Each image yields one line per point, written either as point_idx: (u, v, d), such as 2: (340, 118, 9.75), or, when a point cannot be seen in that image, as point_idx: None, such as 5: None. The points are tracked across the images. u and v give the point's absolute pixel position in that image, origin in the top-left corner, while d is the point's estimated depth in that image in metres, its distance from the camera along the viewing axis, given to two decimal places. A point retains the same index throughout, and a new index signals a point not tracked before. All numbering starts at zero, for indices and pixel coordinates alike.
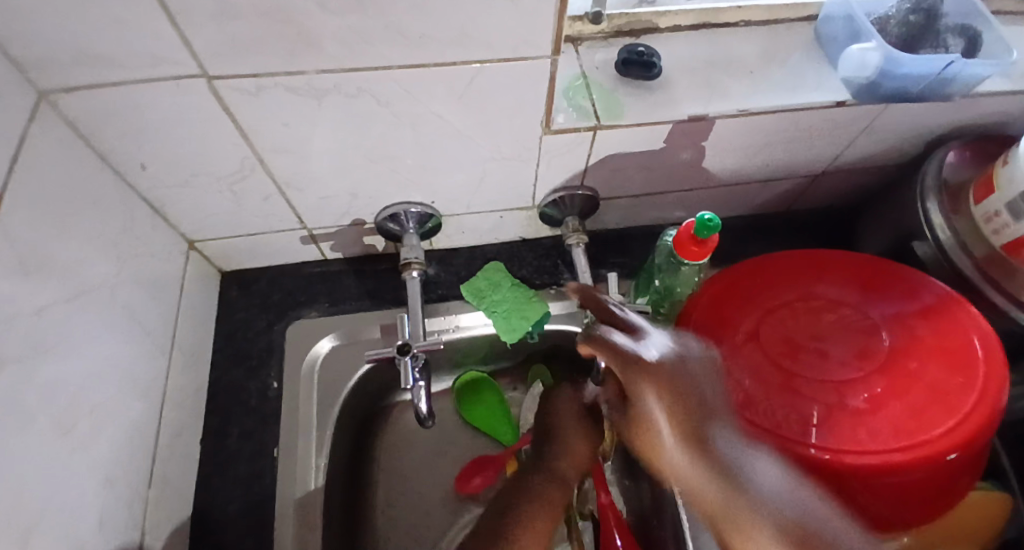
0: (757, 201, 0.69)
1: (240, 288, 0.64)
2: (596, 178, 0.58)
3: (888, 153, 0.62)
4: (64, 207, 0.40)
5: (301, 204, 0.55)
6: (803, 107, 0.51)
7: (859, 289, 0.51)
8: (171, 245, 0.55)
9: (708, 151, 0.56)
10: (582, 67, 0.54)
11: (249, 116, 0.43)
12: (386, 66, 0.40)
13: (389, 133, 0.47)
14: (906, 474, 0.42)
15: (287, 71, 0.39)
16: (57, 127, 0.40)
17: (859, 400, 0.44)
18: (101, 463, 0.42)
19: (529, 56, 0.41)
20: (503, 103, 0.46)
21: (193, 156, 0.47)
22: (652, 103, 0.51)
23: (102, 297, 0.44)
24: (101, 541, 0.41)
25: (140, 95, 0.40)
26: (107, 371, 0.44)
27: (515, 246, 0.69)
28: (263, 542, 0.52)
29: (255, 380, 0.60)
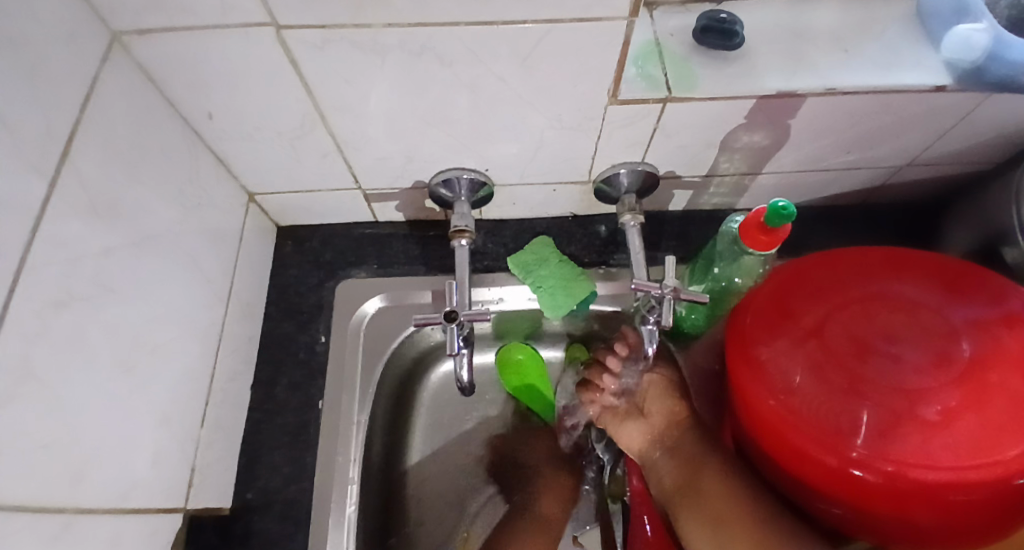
0: (831, 190, 0.64)
1: (295, 244, 0.66)
2: (660, 155, 0.55)
3: (987, 145, 0.56)
4: (134, 151, 0.42)
5: (357, 164, 0.55)
6: (895, 89, 0.47)
7: (941, 290, 0.47)
8: (231, 196, 0.56)
9: (786, 132, 0.52)
10: (656, 34, 0.50)
11: (312, 69, 0.43)
12: (452, 22, 0.38)
13: (449, 94, 0.46)
14: (975, 494, 0.39)
15: (352, 24, 0.38)
16: (128, 69, 0.41)
17: (930, 411, 0.41)
18: (156, 400, 0.44)
19: (603, 17, 0.38)
20: (569, 69, 0.43)
21: (257, 108, 0.47)
22: (729, 76, 0.47)
23: (165, 242, 0.45)
24: (155, 473, 0.43)
25: (210, 44, 0.40)
26: (167, 313, 0.45)
27: (567, 221, 0.67)
28: (303, 490, 0.54)
29: (305, 334, 0.61)
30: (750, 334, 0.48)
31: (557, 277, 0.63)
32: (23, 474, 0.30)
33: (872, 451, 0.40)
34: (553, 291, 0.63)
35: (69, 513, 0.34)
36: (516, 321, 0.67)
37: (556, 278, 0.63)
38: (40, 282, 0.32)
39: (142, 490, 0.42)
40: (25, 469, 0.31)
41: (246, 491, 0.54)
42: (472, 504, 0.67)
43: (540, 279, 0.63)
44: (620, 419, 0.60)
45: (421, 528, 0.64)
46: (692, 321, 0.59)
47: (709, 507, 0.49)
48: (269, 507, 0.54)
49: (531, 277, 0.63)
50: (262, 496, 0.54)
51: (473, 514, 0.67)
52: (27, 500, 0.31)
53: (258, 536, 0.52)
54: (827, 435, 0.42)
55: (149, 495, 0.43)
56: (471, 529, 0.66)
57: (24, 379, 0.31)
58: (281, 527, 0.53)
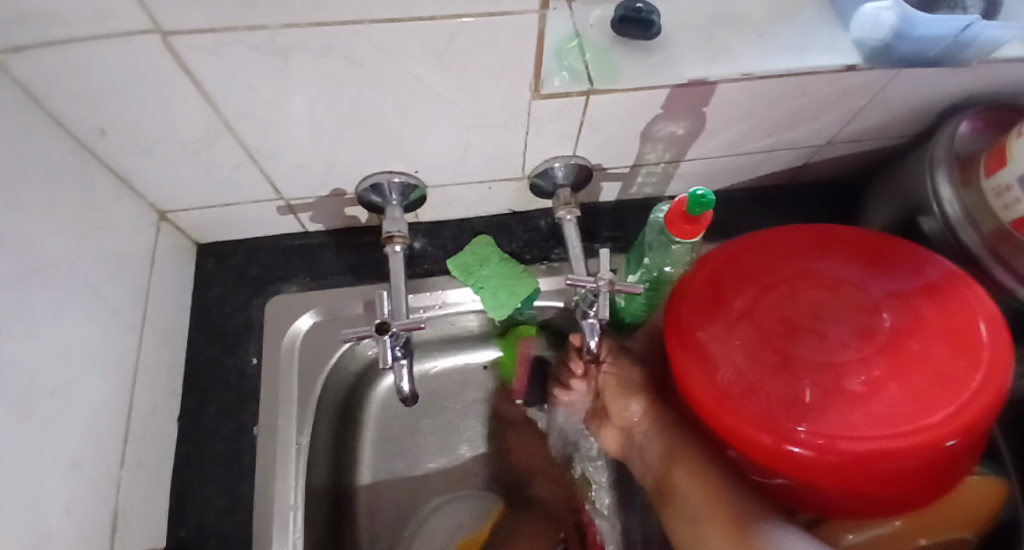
0: (759, 173, 0.66)
1: (216, 261, 0.62)
2: (589, 148, 0.55)
3: (900, 121, 0.59)
4: (17, 178, 0.37)
5: (275, 173, 0.52)
6: (809, 72, 0.48)
7: (862, 265, 0.49)
8: (138, 216, 0.52)
9: (709, 118, 0.53)
10: (576, 26, 0.50)
11: (211, 77, 0.40)
12: (356, 21, 0.36)
13: (364, 96, 0.44)
14: (904, 461, 0.40)
15: (245, 27, 0.35)
16: (3, 88, 0.37)
17: (857, 383, 0.42)
18: (65, 446, 0.40)
19: (514, 11, 0.37)
20: (486, 65, 0.42)
21: (153, 120, 0.44)
22: (649, 65, 0.47)
23: (61, 274, 0.41)
24: (71, 526, 0.40)
25: (90, 55, 0.36)
26: (69, 352, 0.41)
27: (505, 218, 0.66)
28: (241, 522, 0.51)
29: (234, 357, 0.58)
30: (686, 321, 0.48)
31: (501, 278, 0.62)
32: None
33: (807, 428, 0.41)
34: (496, 292, 0.61)
35: None
36: (457, 324, 0.66)
37: (500, 278, 0.62)
38: None
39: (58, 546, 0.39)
40: None
41: (179, 529, 0.51)
42: (417, 513, 0.65)
43: (485, 276, 0.62)
44: (597, 424, 0.62)
45: (378, 544, 0.63)
46: (632, 311, 0.59)
47: (690, 499, 0.47)
48: (206, 544, 0.51)
49: (477, 272, 0.62)
50: (197, 533, 0.51)
51: (417, 523, 0.64)
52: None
53: None
54: (764, 415, 0.42)
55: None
56: (413, 537, 0.64)
57: None
58: None
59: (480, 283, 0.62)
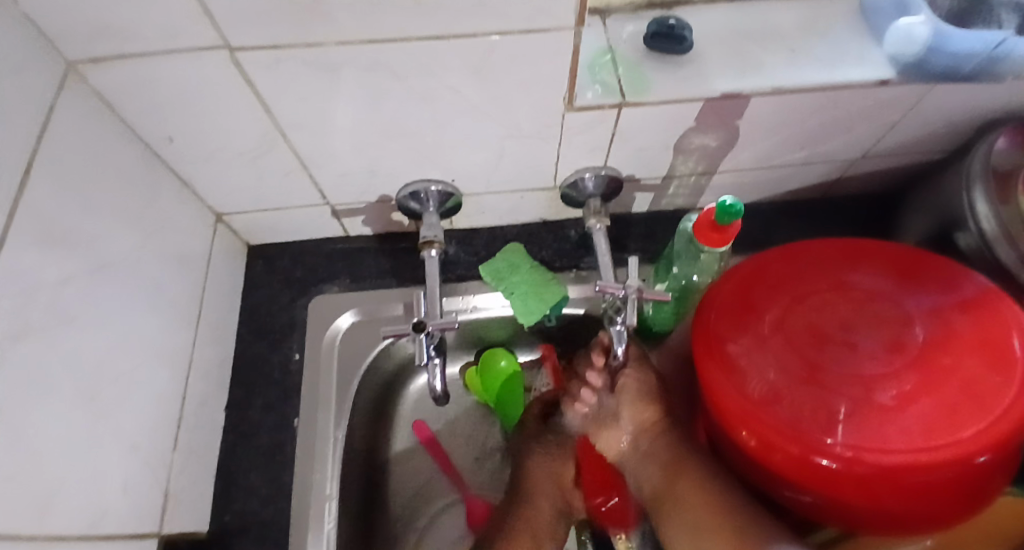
0: (791, 186, 0.66)
1: (265, 262, 0.66)
2: (621, 159, 0.57)
3: (936, 135, 0.59)
4: (93, 179, 0.42)
5: (322, 179, 0.56)
6: (841, 85, 0.49)
7: (895, 279, 0.49)
8: (197, 218, 0.56)
9: (740, 131, 0.54)
10: (609, 41, 0.52)
11: (269, 88, 0.43)
12: (403, 37, 0.39)
13: (408, 106, 0.47)
14: (935, 475, 0.40)
15: (304, 43, 0.39)
16: (85, 98, 0.41)
17: (885, 396, 0.42)
18: (123, 425, 0.43)
19: (550, 27, 0.39)
20: (523, 78, 0.44)
21: (215, 129, 0.48)
22: (681, 79, 0.49)
23: (127, 268, 0.45)
24: (127, 501, 0.43)
25: (164, 68, 0.40)
26: (131, 339, 0.45)
27: (536, 227, 0.68)
28: (280, 510, 0.54)
29: (278, 353, 0.61)
30: (714, 330, 0.49)
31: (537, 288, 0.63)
32: None
33: (834, 439, 0.41)
34: (529, 302, 0.62)
35: (40, 542, 0.34)
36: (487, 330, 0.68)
37: (535, 288, 0.63)
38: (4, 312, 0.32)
39: (115, 518, 0.42)
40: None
41: (223, 514, 0.54)
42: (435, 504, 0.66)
43: (521, 287, 0.63)
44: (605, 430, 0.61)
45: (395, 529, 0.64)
46: (661, 318, 0.60)
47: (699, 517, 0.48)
48: (247, 529, 0.53)
49: (512, 281, 0.63)
50: (239, 518, 0.54)
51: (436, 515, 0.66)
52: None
53: None
54: (791, 425, 0.43)
55: (123, 522, 0.42)
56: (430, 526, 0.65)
57: None
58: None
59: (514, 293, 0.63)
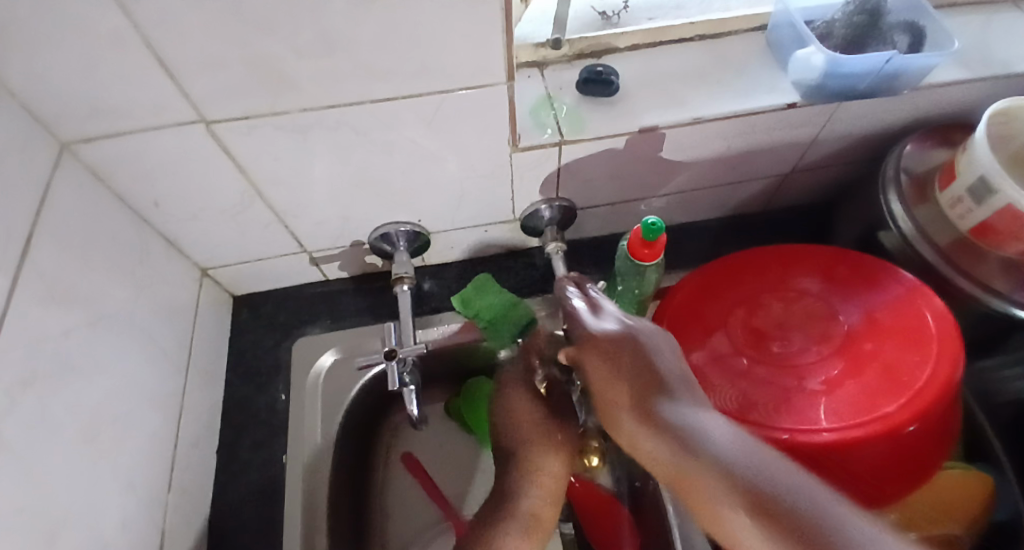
0: (733, 202, 0.72)
1: (250, 310, 0.70)
2: (570, 189, 0.62)
3: (854, 147, 0.65)
4: (85, 242, 0.46)
5: (299, 230, 0.61)
6: (753, 112, 0.55)
7: (822, 280, 0.54)
8: (185, 273, 0.61)
9: (672, 157, 0.59)
10: (548, 88, 0.58)
11: (246, 153, 0.49)
12: (359, 100, 0.45)
13: (371, 159, 0.52)
14: (867, 449, 0.44)
15: (273, 112, 0.44)
16: (78, 172, 0.47)
17: (815, 382, 0.47)
18: (121, 466, 0.47)
19: (487, 82, 0.45)
20: (470, 127, 0.50)
21: (198, 192, 0.53)
22: (611, 116, 0.55)
23: (123, 321, 0.49)
24: (124, 537, 0.46)
25: (149, 141, 0.46)
26: (127, 386, 0.49)
27: (503, 258, 0.74)
28: (274, 543, 0.56)
29: (265, 394, 0.65)
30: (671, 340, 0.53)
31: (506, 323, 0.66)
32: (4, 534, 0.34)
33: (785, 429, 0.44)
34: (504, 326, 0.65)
35: None
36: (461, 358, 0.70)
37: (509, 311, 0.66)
38: (10, 363, 0.36)
39: None
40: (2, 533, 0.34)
41: None
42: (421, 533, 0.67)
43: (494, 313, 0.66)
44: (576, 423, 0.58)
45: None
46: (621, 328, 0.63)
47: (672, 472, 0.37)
48: None
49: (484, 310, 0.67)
50: None
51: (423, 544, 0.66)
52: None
53: None
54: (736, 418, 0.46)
55: None
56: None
57: None
58: None
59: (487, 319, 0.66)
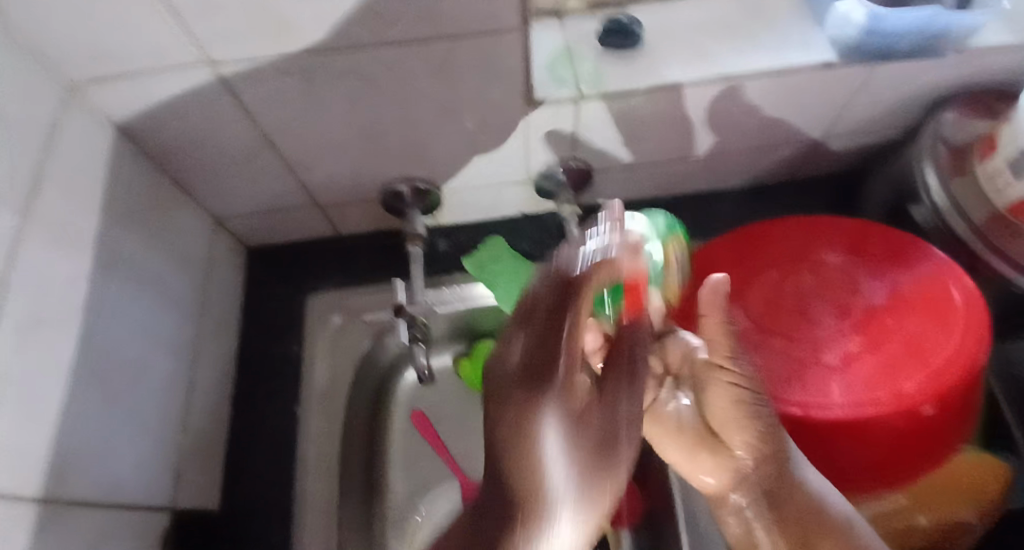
0: (760, 169, 0.69)
1: (265, 263, 0.71)
2: (587, 149, 0.60)
3: (893, 114, 0.61)
4: (97, 187, 0.46)
5: (310, 183, 0.60)
6: (785, 71, 0.51)
7: (849, 252, 0.51)
8: (199, 223, 0.61)
9: (697, 118, 0.56)
10: (566, 39, 0.55)
11: (253, 101, 0.48)
12: (368, 47, 0.43)
13: (381, 111, 0.51)
14: (879, 425, 0.43)
15: (278, 58, 0.43)
16: (87, 115, 0.46)
17: (832, 357, 0.45)
18: (133, 410, 0.48)
19: (500, 31, 0.43)
20: (483, 79, 0.48)
21: (209, 140, 0.52)
22: (633, 71, 0.52)
23: (135, 268, 0.50)
24: (134, 477, 0.47)
25: (155, 85, 0.45)
26: (138, 331, 0.50)
27: (517, 220, 0.72)
28: (284, 489, 0.58)
29: (278, 345, 0.66)
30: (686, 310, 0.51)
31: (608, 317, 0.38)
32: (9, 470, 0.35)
33: (798, 402, 0.43)
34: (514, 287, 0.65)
35: (50, 510, 0.38)
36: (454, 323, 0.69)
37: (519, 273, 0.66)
38: (19, 305, 0.37)
39: (124, 491, 0.46)
40: (13, 466, 0.35)
41: (231, 494, 0.58)
42: None
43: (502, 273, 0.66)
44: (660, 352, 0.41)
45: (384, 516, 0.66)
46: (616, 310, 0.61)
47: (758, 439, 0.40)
48: (254, 508, 0.58)
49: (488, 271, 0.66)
50: (246, 497, 0.58)
51: None
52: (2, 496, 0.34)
53: (243, 535, 0.56)
54: None
55: (130, 495, 0.46)
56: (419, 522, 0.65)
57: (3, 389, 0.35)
58: (266, 525, 0.57)
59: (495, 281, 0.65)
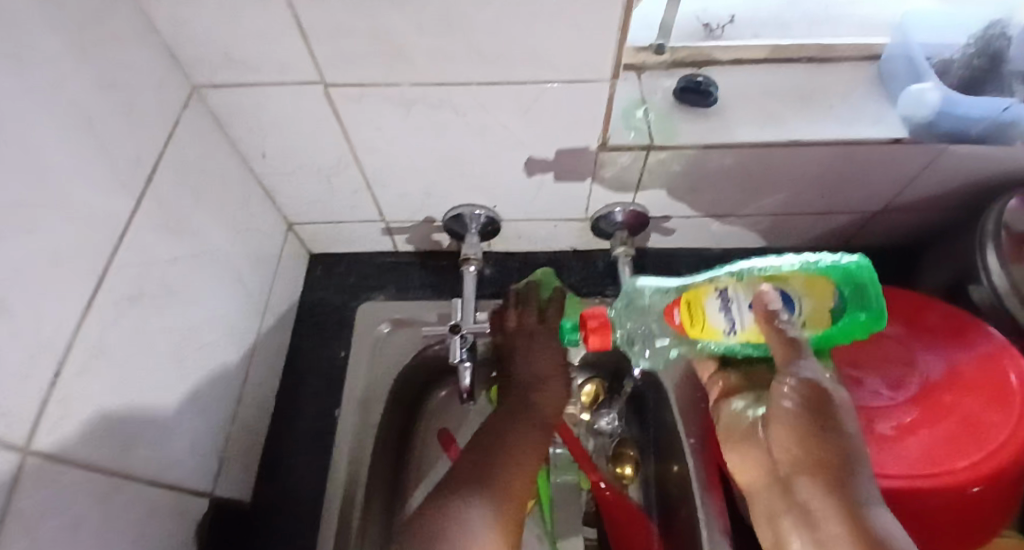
0: (814, 232, 0.70)
1: (323, 268, 0.74)
2: (649, 196, 0.62)
3: (952, 193, 0.62)
4: (199, 179, 0.50)
5: (382, 198, 0.64)
6: (854, 141, 0.53)
7: (904, 324, 0.52)
8: (274, 224, 0.65)
9: (760, 177, 0.58)
10: (642, 93, 0.59)
11: (351, 119, 0.52)
12: (467, 81, 0.47)
13: (464, 139, 0.54)
14: (932, 502, 0.43)
15: (385, 83, 0.47)
16: (202, 115, 0.50)
17: (886, 426, 0.45)
18: (199, 391, 0.50)
19: (591, 79, 0.46)
20: (565, 120, 0.51)
21: (302, 149, 0.56)
22: (705, 127, 0.55)
23: (219, 258, 0.53)
24: (191, 456, 0.48)
25: (269, 95, 0.49)
26: (214, 318, 0.52)
27: (568, 256, 0.74)
28: (317, 489, 0.59)
29: (327, 348, 0.68)
30: None
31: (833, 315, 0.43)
32: (88, 432, 0.36)
33: None
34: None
35: (118, 476, 0.39)
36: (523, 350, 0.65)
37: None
38: (122, 278, 0.40)
39: (182, 469, 0.47)
40: (91, 429, 0.37)
41: (265, 488, 0.59)
42: None
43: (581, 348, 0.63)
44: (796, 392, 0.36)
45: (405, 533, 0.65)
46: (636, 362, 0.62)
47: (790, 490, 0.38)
48: (285, 505, 0.58)
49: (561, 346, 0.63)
50: (279, 493, 0.59)
51: None
52: (79, 461, 0.36)
53: (273, 531, 0.57)
54: None
55: (186, 474, 0.48)
56: None
57: (98, 355, 0.38)
58: (295, 523, 0.58)
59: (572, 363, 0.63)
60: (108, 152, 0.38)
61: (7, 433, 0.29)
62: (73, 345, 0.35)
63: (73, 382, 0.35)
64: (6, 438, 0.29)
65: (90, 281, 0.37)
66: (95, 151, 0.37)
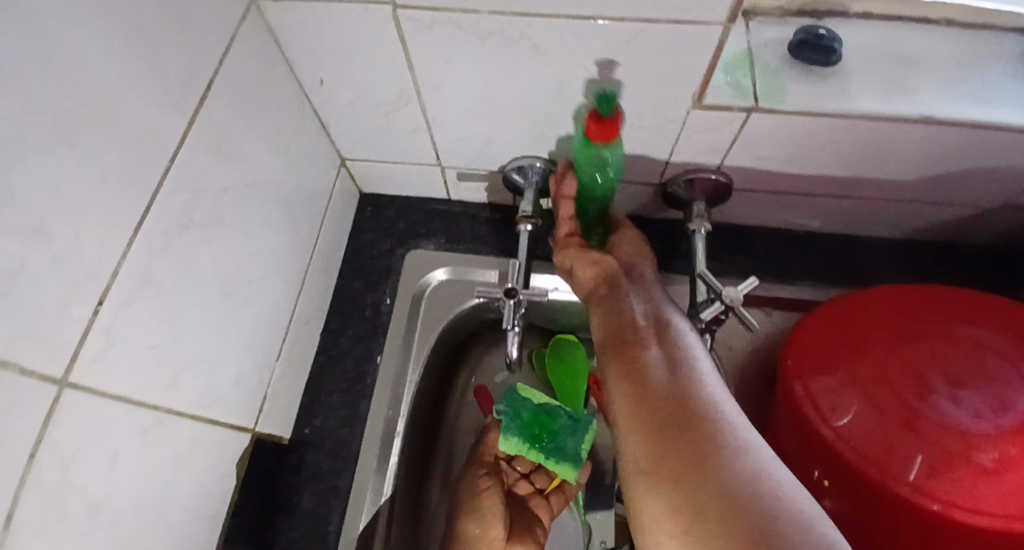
0: (918, 224, 0.62)
1: (373, 210, 0.71)
2: (736, 165, 0.55)
3: None
4: (254, 103, 0.47)
5: (441, 141, 0.59)
6: (992, 125, 0.45)
7: (1015, 341, 0.46)
8: (327, 158, 0.61)
9: (872, 154, 0.51)
10: (749, 43, 0.49)
11: (419, 49, 0.47)
12: (553, 14, 0.41)
13: (542, 82, 0.48)
14: (1020, 543, 0.38)
15: (462, 9, 0.42)
16: (261, 31, 0.46)
17: (984, 456, 0.40)
18: (246, 327, 0.48)
19: (701, 20, 0.40)
20: (658, 69, 0.45)
21: (362, 78, 0.52)
22: (819, 91, 0.47)
23: (270, 189, 0.50)
24: (236, 391, 0.47)
25: (332, 14, 0.45)
26: (263, 253, 0.50)
27: (632, 222, 0.69)
28: (355, 433, 0.59)
29: (372, 293, 0.66)
30: (811, 359, 0.48)
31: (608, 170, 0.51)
32: (131, 366, 0.35)
33: (926, 488, 0.40)
34: (576, 460, 0.62)
35: (161, 411, 0.38)
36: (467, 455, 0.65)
37: (571, 437, 0.62)
38: (171, 205, 0.37)
39: (226, 403, 0.46)
40: (134, 363, 0.35)
41: (304, 427, 0.59)
42: None
43: (554, 444, 0.62)
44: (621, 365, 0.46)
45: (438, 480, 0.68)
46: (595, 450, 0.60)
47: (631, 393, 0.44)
48: (322, 444, 0.58)
49: (530, 450, 0.61)
50: (318, 433, 0.59)
51: None
52: (127, 391, 0.34)
53: (309, 468, 0.57)
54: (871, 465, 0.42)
55: (228, 409, 0.47)
56: None
57: (145, 285, 0.35)
58: (331, 464, 0.57)
59: (548, 463, 0.62)
60: (161, 64, 0.35)
61: (39, 367, 0.28)
62: (117, 275, 0.33)
63: (116, 313, 0.33)
64: (38, 372, 0.28)
65: (138, 206, 0.34)
66: (147, 60, 0.34)
